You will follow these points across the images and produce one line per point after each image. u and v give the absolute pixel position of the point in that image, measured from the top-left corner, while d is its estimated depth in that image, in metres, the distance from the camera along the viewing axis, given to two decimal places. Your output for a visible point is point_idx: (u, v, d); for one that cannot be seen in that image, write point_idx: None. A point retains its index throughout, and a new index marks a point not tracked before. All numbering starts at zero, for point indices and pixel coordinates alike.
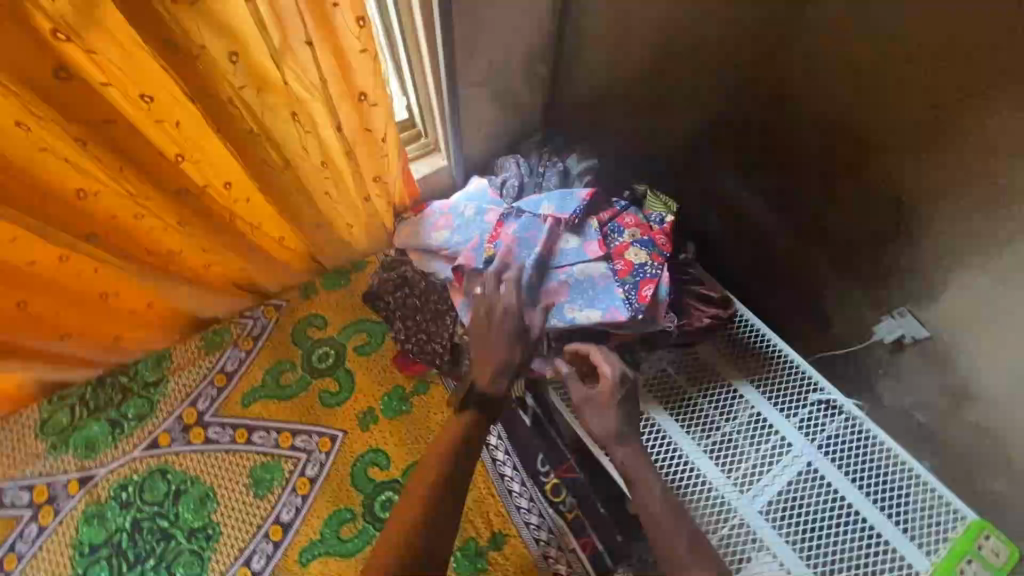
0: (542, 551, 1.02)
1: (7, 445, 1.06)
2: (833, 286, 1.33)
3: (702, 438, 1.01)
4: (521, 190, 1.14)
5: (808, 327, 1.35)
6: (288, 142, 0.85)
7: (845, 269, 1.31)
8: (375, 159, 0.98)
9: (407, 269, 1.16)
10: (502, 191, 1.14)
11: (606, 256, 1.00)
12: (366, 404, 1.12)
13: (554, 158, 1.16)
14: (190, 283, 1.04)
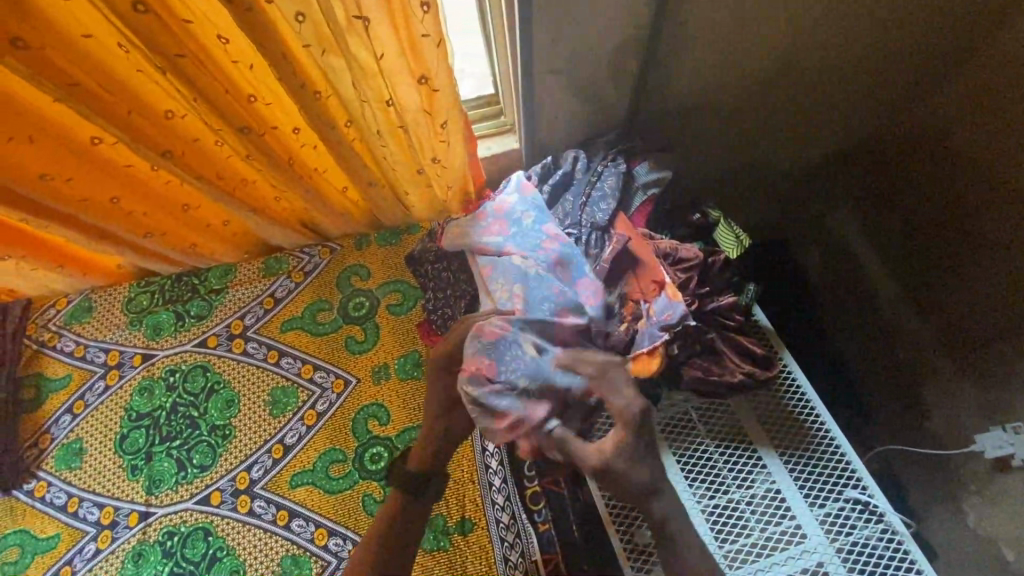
0: (504, 553, 1.00)
1: (100, 311, 1.26)
2: (930, 360, 1.28)
3: (708, 499, 0.99)
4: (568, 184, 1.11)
5: (890, 396, 1.34)
6: (350, 105, 0.90)
7: (951, 347, 1.25)
8: (434, 142, 1.00)
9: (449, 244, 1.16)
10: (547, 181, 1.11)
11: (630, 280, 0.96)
12: (383, 360, 1.17)
13: (619, 159, 1.11)
14: (259, 214, 1.14)
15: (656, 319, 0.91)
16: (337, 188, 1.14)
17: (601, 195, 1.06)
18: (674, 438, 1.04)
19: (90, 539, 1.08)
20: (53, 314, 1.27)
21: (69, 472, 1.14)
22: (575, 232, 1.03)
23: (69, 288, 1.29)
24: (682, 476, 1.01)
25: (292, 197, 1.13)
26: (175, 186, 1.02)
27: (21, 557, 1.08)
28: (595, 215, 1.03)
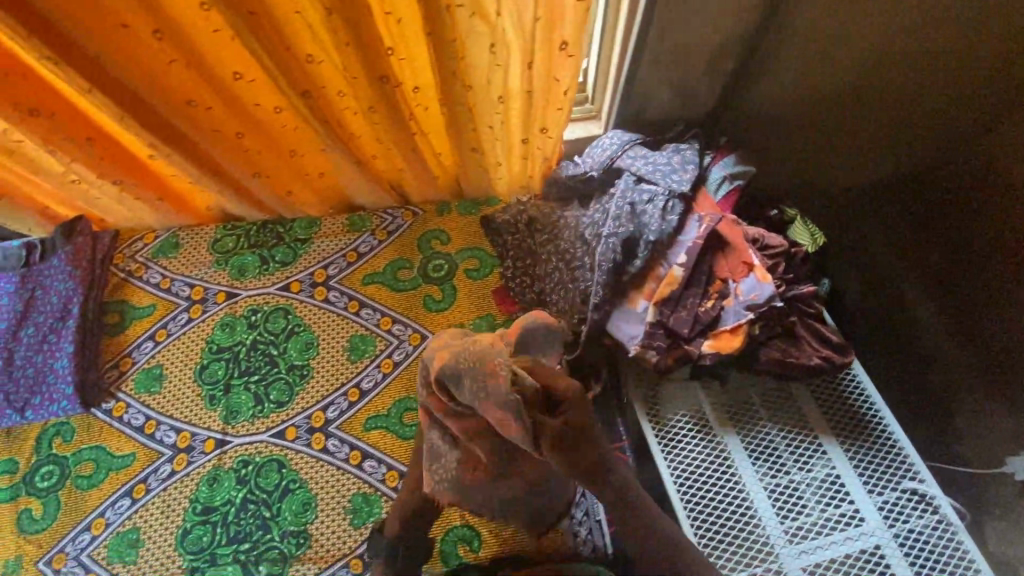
0: (570, 509, 1.05)
1: (186, 248, 1.31)
2: None
3: (769, 477, 1.04)
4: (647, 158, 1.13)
5: None
6: (478, 68, 0.95)
7: None
8: (551, 108, 1.03)
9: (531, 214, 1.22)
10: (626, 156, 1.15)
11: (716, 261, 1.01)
12: (458, 320, 1.22)
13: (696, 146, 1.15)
14: (359, 166, 1.19)
15: (743, 298, 0.98)
16: (435, 151, 1.19)
17: (671, 167, 1.08)
18: (738, 417, 1.10)
19: (166, 460, 1.12)
20: (140, 247, 1.32)
21: (148, 396, 1.17)
22: (646, 198, 1.06)
23: (158, 224, 1.33)
24: (745, 454, 1.07)
25: (393, 155, 1.18)
26: (291, 129, 1.07)
27: (96, 472, 1.11)
28: (668, 187, 1.06)
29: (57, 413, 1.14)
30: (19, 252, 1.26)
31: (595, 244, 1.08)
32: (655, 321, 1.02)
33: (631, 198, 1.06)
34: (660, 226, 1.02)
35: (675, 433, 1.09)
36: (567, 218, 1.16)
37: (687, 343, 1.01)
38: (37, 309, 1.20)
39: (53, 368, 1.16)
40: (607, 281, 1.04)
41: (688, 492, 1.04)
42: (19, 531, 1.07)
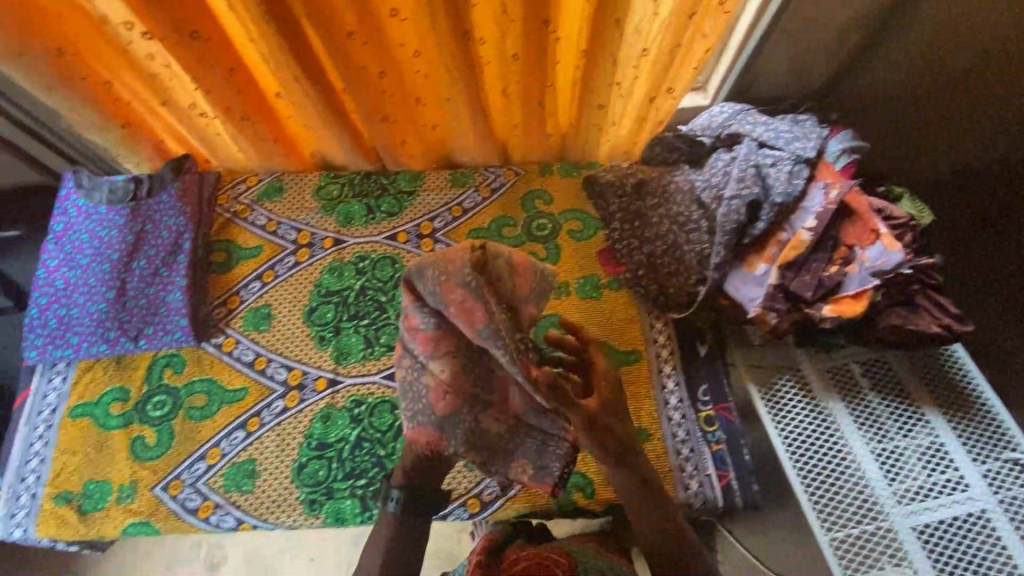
0: (679, 463, 1.07)
1: (291, 193, 1.31)
2: None
3: (874, 442, 1.08)
4: (762, 126, 1.15)
5: None
6: (634, 21, 0.95)
7: None
8: (689, 65, 1.06)
9: (640, 177, 1.22)
10: (741, 125, 1.17)
11: (839, 231, 1.04)
12: (563, 279, 1.24)
13: (807, 117, 1.16)
14: (483, 121, 1.19)
15: (869, 264, 1.00)
16: (558, 110, 1.20)
17: (794, 135, 1.10)
18: (840, 385, 1.14)
19: (279, 396, 1.13)
20: (244, 189, 1.32)
21: (257, 333, 1.18)
22: (771, 162, 1.08)
23: (261, 168, 1.34)
24: (850, 420, 1.10)
25: (520, 112, 1.17)
26: (425, 76, 1.08)
27: (208, 403, 1.12)
28: (793, 152, 1.08)
29: (169, 344, 1.15)
30: (126, 185, 1.25)
31: (715, 206, 1.10)
32: (778, 284, 1.04)
33: (756, 161, 1.09)
34: (786, 189, 1.05)
35: (782, 398, 1.13)
36: (677, 182, 1.17)
37: (807, 306, 1.03)
38: (148, 243, 1.21)
39: (166, 301, 1.16)
40: (729, 242, 1.06)
41: (797, 453, 1.08)
42: (133, 457, 1.08)
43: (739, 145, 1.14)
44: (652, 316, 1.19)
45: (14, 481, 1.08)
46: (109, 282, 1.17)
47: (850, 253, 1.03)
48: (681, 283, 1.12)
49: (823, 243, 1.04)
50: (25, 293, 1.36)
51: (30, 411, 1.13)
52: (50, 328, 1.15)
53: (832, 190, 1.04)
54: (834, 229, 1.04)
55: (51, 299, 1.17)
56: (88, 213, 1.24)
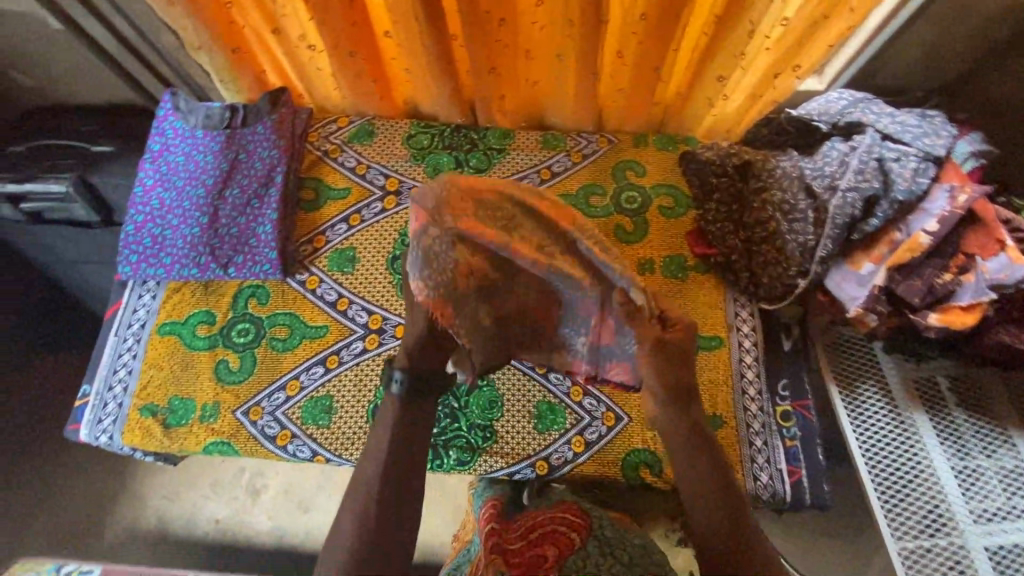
0: (751, 455, 1.06)
1: (381, 138, 1.30)
2: None
3: (954, 458, 1.05)
4: (885, 116, 1.08)
5: None
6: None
7: None
8: (824, 44, 1.00)
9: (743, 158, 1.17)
10: (864, 113, 1.10)
11: (959, 238, 0.99)
12: (648, 255, 1.21)
13: (934, 112, 1.08)
14: (589, 84, 1.16)
15: (989, 277, 0.95)
16: (668, 80, 1.15)
17: (922, 130, 1.04)
18: (925, 396, 1.09)
19: (358, 338, 1.14)
20: (334, 129, 1.31)
21: (341, 274, 1.19)
22: (896, 156, 1.03)
23: (353, 109, 1.32)
24: (933, 433, 1.07)
25: (629, 77, 1.13)
26: (541, 31, 1.05)
27: (291, 336, 1.15)
28: (921, 148, 1.02)
29: (256, 275, 1.17)
30: (223, 112, 1.25)
31: (827, 197, 1.06)
32: (884, 286, 1.01)
33: (878, 154, 1.04)
34: (909, 187, 1.00)
35: (864, 402, 1.09)
36: (783, 167, 1.13)
37: (912, 312, 1.00)
38: (241, 172, 1.22)
39: (256, 232, 1.18)
40: (839, 236, 1.03)
41: (874, 459, 1.05)
42: (216, 379, 1.11)
43: (860, 135, 1.08)
44: (737, 304, 1.15)
45: (102, 390, 1.11)
46: (202, 207, 1.18)
47: (967, 263, 0.97)
48: (776, 274, 1.09)
49: (939, 250, 0.99)
50: (112, 209, 1.39)
51: (120, 324, 1.16)
52: (144, 245, 1.17)
53: (959, 194, 0.97)
54: (954, 236, 0.98)
55: (146, 218, 1.18)
56: (183, 136, 1.24)
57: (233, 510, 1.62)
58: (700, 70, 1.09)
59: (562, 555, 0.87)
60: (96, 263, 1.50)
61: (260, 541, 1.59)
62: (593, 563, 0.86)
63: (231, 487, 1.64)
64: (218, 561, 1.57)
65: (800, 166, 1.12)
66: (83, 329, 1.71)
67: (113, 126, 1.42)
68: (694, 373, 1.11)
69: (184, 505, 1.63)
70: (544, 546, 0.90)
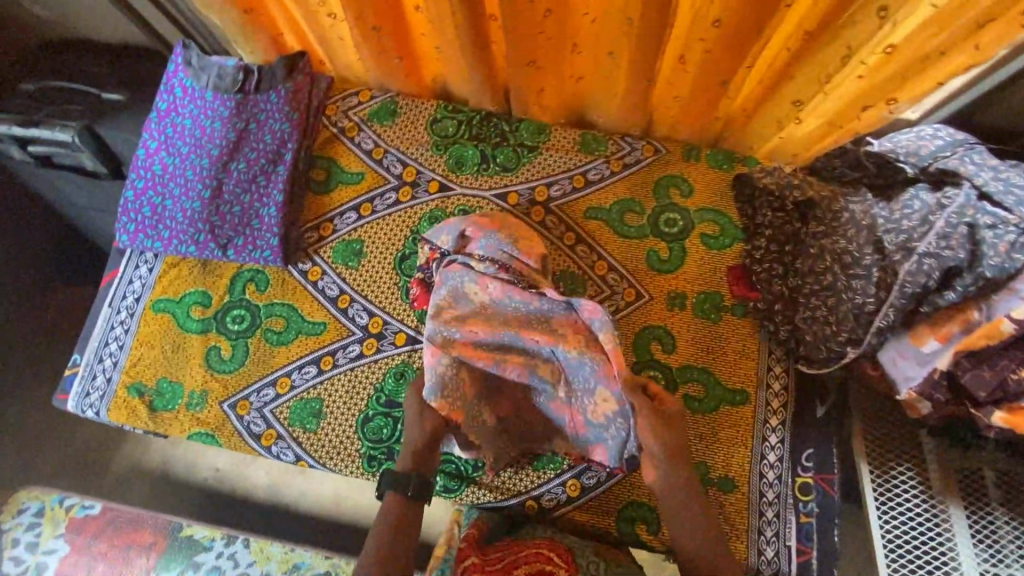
0: (759, 525, 0.98)
1: (403, 120, 1.18)
2: None
3: (985, 563, 0.92)
4: (987, 171, 0.91)
5: None
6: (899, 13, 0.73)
7: None
8: (933, 80, 0.83)
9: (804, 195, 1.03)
10: (961, 162, 0.93)
11: None
12: (681, 288, 1.09)
13: None
14: (642, 87, 1.00)
15: None
16: (735, 93, 0.99)
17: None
18: (964, 490, 0.96)
19: (356, 341, 1.08)
20: (355, 103, 1.19)
21: (345, 269, 1.11)
22: (991, 223, 0.86)
23: (377, 83, 1.19)
24: (967, 533, 0.94)
25: (691, 87, 0.98)
26: (592, 22, 0.90)
27: (286, 330, 1.08)
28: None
29: (256, 260, 1.09)
30: (235, 73, 1.14)
31: (898, 258, 0.91)
32: (946, 370, 0.88)
33: (971, 216, 0.87)
34: (1001, 263, 0.83)
35: (896, 487, 0.98)
36: (852, 210, 0.98)
37: (973, 406, 0.88)
38: (248, 144, 1.12)
39: (260, 214, 1.09)
40: (904, 307, 0.89)
41: (892, 548, 0.94)
42: (206, 366, 1.06)
43: (954, 188, 0.91)
44: (772, 358, 1.04)
45: (92, 361, 1.08)
46: (206, 180, 1.10)
47: None
48: (823, 334, 0.97)
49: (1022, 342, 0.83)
50: (121, 161, 1.32)
51: (115, 294, 1.11)
52: (143, 215, 1.11)
53: None
54: None
55: (147, 184, 1.11)
56: (192, 96, 1.14)
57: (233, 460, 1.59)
58: (775, 88, 0.93)
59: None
60: (105, 212, 1.47)
61: (258, 495, 1.55)
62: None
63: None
64: (216, 508, 1.55)
65: (873, 213, 0.97)
66: (83, 273, 1.66)
67: (124, 70, 1.32)
68: (711, 429, 1.02)
69: (185, 450, 1.61)
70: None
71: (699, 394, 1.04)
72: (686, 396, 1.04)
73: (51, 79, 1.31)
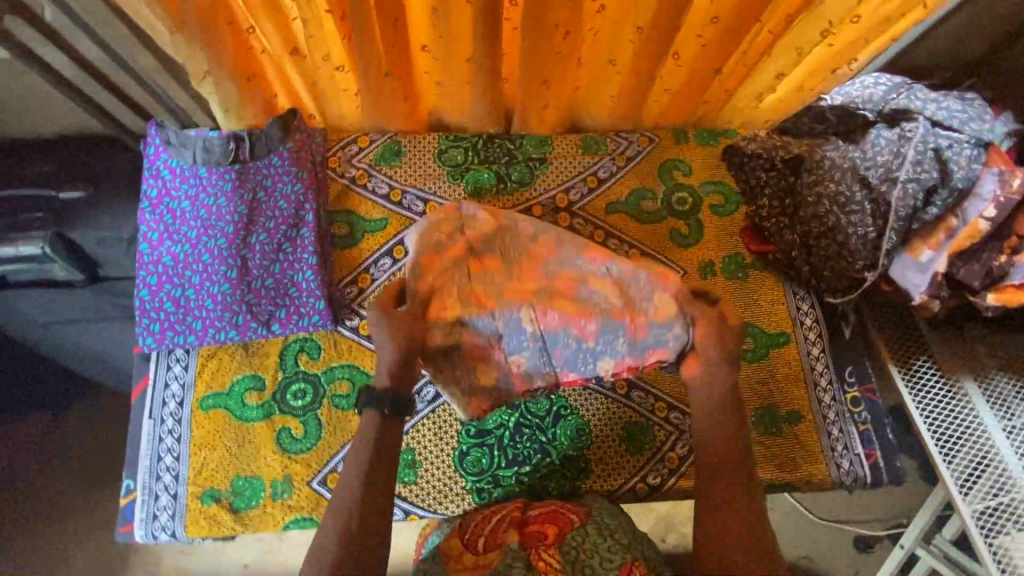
0: (831, 444, 1.11)
1: (411, 157, 1.18)
2: None
3: (1004, 419, 1.08)
4: (928, 104, 1.10)
5: None
6: None
7: None
8: (887, 38, 1.00)
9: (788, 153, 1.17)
10: (904, 101, 1.12)
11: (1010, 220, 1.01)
12: (707, 257, 1.20)
13: (967, 96, 1.11)
14: (641, 87, 1.09)
15: None
16: (721, 78, 1.11)
17: (969, 115, 1.07)
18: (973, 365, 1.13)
19: (428, 382, 1.07)
20: (355, 150, 1.17)
21: None
22: (950, 144, 1.05)
23: (374, 126, 1.18)
24: (983, 399, 1.10)
25: (686, 79, 1.08)
26: (594, 35, 0.99)
27: (353, 391, 1.05)
28: (972, 135, 1.05)
29: (304, 328, 1.06)
30: (224, 142, 1.07)
31: (885, 188, 1.07)
32: (944, 272, 1.04)
33: (934, 143, 1.05)
34: (966, 174, 1.02)
35: (921, 377, 1.13)
36: (831, 157, 1.13)
37: (972, 294, 1.05)
38: (263, 213, 1.07)
39: (296, 281, 1.05)
40: (901, 228, 1.05)
41: (930, 429, 1.09)
42: (282, 450, 1.01)
43: (910, 123, 1.09)
44: (798, 297, 1.19)
45: (148, 482, 0.99)
46: (228, 259, 1.04)
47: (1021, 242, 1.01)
48: (841, 267, 1.12)
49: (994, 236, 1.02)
50: (95, 263, 1.18)
51: (153, 404, 1.02)
52: (166, 311, 1.03)
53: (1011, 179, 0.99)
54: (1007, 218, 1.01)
55: (161, 278, 1.03)
56: (184, 176, 1.06)
57: (263, 549, 1.43)
58: (759, 64, 1.06)
59: (563, 531, 0.88)
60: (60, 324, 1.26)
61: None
62: (594, 540, 0.86)
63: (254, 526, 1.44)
64: None
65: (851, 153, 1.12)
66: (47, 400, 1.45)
67: (77, 164, 1.19)
68: (769, 372, 1.14)
69: (204, 554, 1.43)
70: (545, 523, 0.90)
71: (749, 345, 1.16)
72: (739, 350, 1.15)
73: None
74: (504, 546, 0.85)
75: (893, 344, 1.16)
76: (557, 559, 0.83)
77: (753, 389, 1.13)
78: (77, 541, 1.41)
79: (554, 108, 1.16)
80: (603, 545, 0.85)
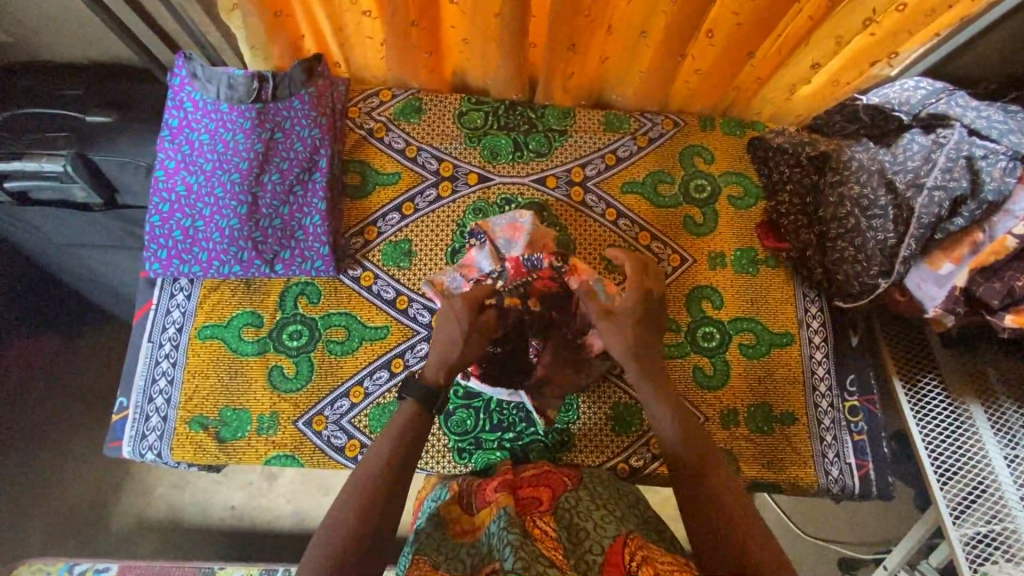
0: (822, 449, 1.10)
1: (432, 115, 1.17)
2: None
3: (1008, 448, 1.02)
4: (971, 107, 1.04)
5: None
6: None
7: None
8: (931, 31, 1.00)
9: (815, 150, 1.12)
10: (947, 100, 1.06)
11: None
12: (720, 249, 1.18)
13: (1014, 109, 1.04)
14: (671, 63, 1.07)
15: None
16: (754, 63, 1.10)
17: (1009, 127, 0.99)
18: (985, 391, 1.06)
19: (423, 339, 1.07)
20: (377, 104, 1.17)
21: (397, 270, 1.10)
22: (985, 154, 0.97)
23: (397, 81, 1.18)
24: (988, 424, 1.04)
25: (717, 59, 1.06)
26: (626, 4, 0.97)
27: (349, 339, 1.06)
28: (1010, 147, 0.97)
29: (306, 272, 1.07)
30: (248, 82, 1.07)
31: (911, 194, 1.01)
32: (963, 287, 0.98)
33: (967, 151, 0.98)
34: (999, 187, 0.95)
35: (925, 396, 1.08)
36: (859, 158, 1.08)
37: (988, 313, 0.98)
38: (279, 155, 1.07)
39: (303, 225, 1.06)
40: (922, 237, 0.99)
41: (928, 447, 1.04)
42: (271, 388, 1.04)
43: (946, 129, 1.02)
44: (807, 300, 1.17)
45: (141, 403, 1.03)
46: (240, 196, 1.05)
47: None
48: (854, 272, 1.07)
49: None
50: (114, 188, 1.17)
51: (153, 327, 1.06)
52: (175, 240, 1.05)
53: None
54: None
55: (173, 207, 1.05)
56: (205, 110, 1.07)
57: (249, 493, 1.46)
58: (794, 50, 1.04)
59: (556, 494, 0.88)
60: (61, 247, 1.26)
61: (283, 524, 1.44)
62: (586, 504, 0.84)
63: (243, 471, 1.46)
64: (242, 547, 1.42)
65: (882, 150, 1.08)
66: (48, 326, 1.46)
67: (104, 91, 1.21)
68: (767, 372, 1.13)
69: (194, 490, 1.46)
70: (539, 487, 0.89)
71: (750, 341, 1.14)
72: (740, 345, 1.13)
73: (16, 107, 1.17)
74: (495, 504, 0.82)
75: (898, 360, 1.12)
76: (553, 524, 0.80)
77: (749, 385, 1.12)
78: (75, 462, 1.46)
79: (578, 77, 1.15)
80: (596, 515, 0.82)
